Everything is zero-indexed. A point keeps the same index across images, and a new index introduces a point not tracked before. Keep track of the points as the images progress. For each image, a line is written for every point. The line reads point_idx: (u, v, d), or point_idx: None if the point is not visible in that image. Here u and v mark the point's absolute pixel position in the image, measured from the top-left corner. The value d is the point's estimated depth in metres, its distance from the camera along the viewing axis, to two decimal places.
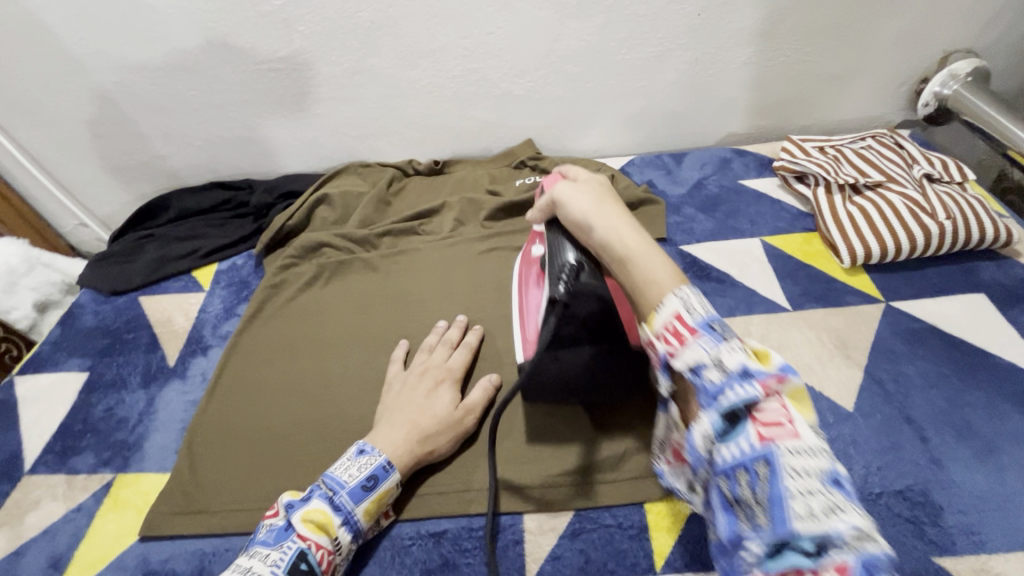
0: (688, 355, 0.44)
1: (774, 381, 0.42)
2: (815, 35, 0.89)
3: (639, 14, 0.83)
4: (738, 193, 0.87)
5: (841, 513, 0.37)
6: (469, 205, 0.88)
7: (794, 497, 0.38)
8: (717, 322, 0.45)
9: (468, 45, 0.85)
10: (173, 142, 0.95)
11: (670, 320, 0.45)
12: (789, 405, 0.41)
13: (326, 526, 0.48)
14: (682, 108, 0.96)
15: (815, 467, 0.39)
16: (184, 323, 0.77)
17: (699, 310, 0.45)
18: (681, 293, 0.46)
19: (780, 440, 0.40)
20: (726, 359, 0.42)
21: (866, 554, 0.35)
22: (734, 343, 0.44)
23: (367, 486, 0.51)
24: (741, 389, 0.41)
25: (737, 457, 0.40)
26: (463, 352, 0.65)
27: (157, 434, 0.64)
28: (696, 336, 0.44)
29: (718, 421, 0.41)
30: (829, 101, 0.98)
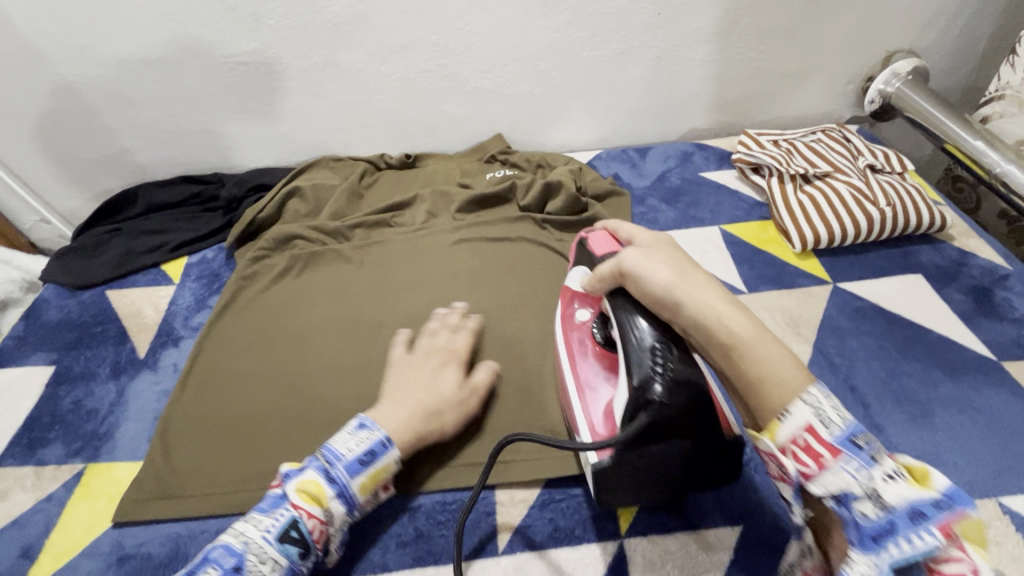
0: (830, 478, 0.40)
1: (950, 515, 0.37)
2: (769, 34, 0.94)
3: (603, 12, 0.87)
4: (699, 185, 0.91)
5: (957, 562, 0.36)
6: (441, 197, 0.90)
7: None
8: (860, 434, 0.40)
9: (438, 41, 0.87)
10: (140, 136, 0.94)
11: (803, 436, 0.41)
12: (946, 518, 0.37)
13: (320, 497, 0.49)
14: (646, 103, 1.00)
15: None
16: (154, 315, 0.77)
17: (838, 422, 0.40)
18: (812, 399, 0.41)
19: (937, 521, 0.36)
20: (881, 489, 0.38)
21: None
22: (890, 463, 0.39)
23: (364, 461, 0.51)
24: (915, 541, 0.36)
25: (895, 551, 0.37)
26: (466, 335, 0.65)
27: (129, 424, 0.64)
28: (838, 457, 0.39)
29: (888, 573, 0.37)
30: (784, 98, 1.04)
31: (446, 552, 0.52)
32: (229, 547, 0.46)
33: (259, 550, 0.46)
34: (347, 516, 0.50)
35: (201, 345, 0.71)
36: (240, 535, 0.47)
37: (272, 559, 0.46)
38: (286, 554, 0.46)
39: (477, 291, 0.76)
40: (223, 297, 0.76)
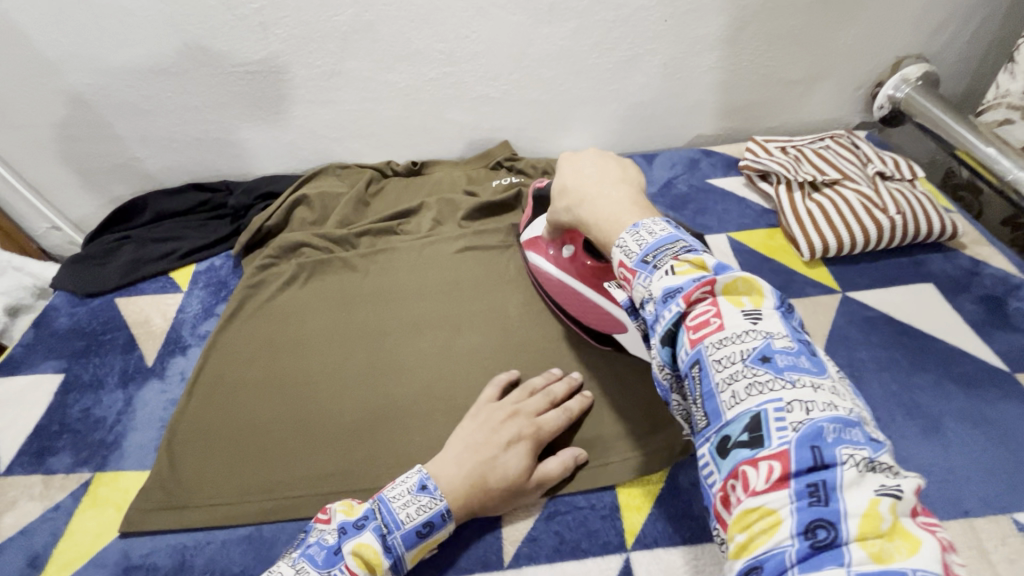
0: (636, 292, 0.42)
1: (703, 283, 0.38)
2: (776, 41, 0.93)
3: (609, 20, 0.86)
4: (706, 192, 0.91)
5: (764, 389, 0.35)
6: (447, 205, 0.90)
7: (723, 390, 0.36)
8: (670, 243, 0.41)
9: (444, 49, 0.87)
10: (150, 144, 0.95)
11: (619, 269, 0.43)
12: (721, 305, 0.38)
13: (373, 565, 0.47)
14: (651, 110, 1.00)
15: (741, 347, 0.36)
16: (162, 323, 0.78)
17: (636, 248, 0.42)
18: (627, 233, 0.44)
19: (708, 337, 0.37)
20: (654, 288, 0.40)
21: (813, 425, 0.33)
22: (669, 263, 0.40)
23: (423, 532, 0.49)
24: (668, 312, 0.38)
25: (686, 358, 0.38)
26: (561, 413, 0.59)
27: (136, 433, 0.65)
28: (636, 276, 0.41)
29: (661, 347, 0.40)
30: (791, 104, 1.03)
31: (451, 566, 0.52)
32: None
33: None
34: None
35: (210, 352, 0.71)
36: None
37: None
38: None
39: (481, 301, 0.76)
40: (230, 306, 0.76)
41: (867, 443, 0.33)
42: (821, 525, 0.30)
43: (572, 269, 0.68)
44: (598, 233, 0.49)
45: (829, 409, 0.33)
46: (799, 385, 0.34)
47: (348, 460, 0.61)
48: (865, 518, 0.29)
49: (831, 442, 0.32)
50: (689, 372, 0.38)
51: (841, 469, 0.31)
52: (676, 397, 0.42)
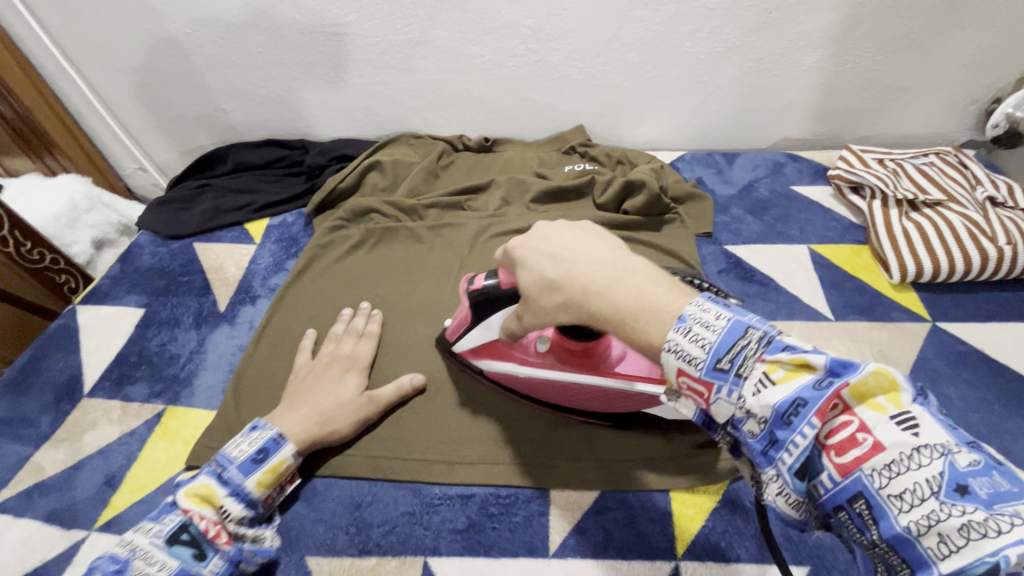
0: (717, 406, 0.36)
1: (827, 394, 0.32)
2: (888, 44, 0.86)
3: (708, 7, 0.82)
4: (789, 199, 0.86)
5: (978, 523, 0.29)
6: (517, 185, 0.89)
7: (908, 523, 0.30)
8: (764, 334, 0.35)
9: (533, 25, 0.85)
10: (236, 97, 0.98)
11: (678, 377, 0.36)
12: (864, 412, 0.33)
13: (210, 498, 0.49)
14: (739, 107, 0.95)
15: (923, 474, 0.30)
16: (235, 272, 0.81)
17: (698, 352, 0.35)
18: (670, 343, 0.35)
19: (865, 462, 0.32)
20: (753, 406, 0.34)
21: (1021, 545, 0.27)
22: (757, 368, 0.34)
23: (258, 458, 0.52)
24: (796, 439, 0.32)
25: (834, 490, 0.33)
26: (368, 343, 0.66)
27: (207, 373, 0.68)
28: (712, 389, 0.35)
29: (793, 478, 0.33)
30: (892, 114, 0.96)
31: (497, 545, 0.52)
32: (115, 556, 0.45)
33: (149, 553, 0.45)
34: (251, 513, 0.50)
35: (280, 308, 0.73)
36: (128, 544, 0.46)
37: (161, 561, 0.45)
38: (175, 555, 0.46)
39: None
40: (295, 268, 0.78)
41: None
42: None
43: (557, 360, 0.56)
44: (628, 333, 0.38)
45: (1018, 519, 0.29)
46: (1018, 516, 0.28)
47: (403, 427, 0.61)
48: None
49: (1019, 552, 0.27)
50: (845, 505, 0.33)
51: None
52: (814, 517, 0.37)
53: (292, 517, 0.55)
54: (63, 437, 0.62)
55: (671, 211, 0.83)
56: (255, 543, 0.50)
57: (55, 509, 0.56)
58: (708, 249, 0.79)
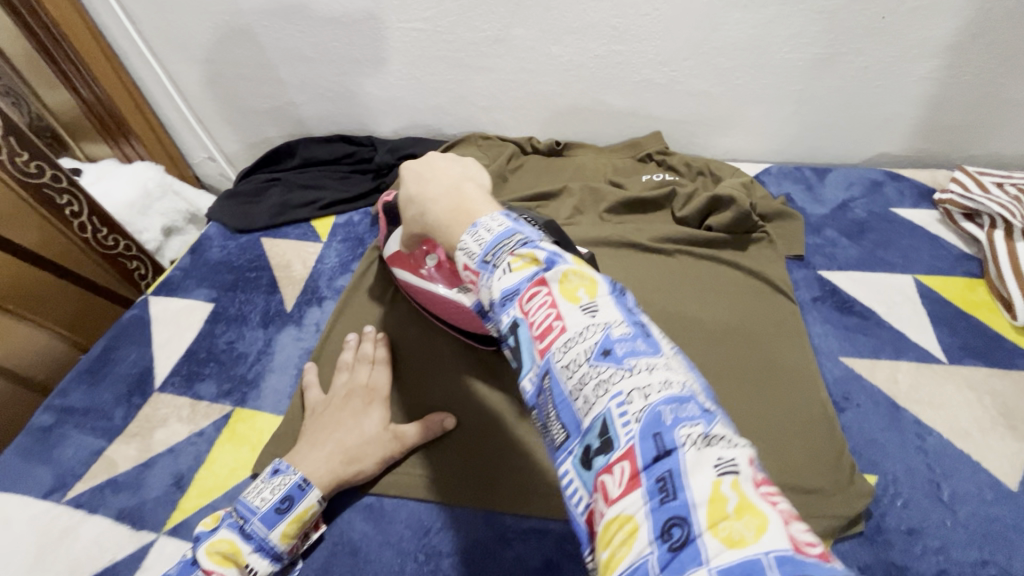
0: (482, 297, 0.34)
1: (534, 281, 0.31)
2: (1018, 55, 0.77)
3: (814, 10, 0.75)
4: (889, 222, 0.79)
5: (615, 386, 0.28)
6: (590, 194, 0.85)
7: (574, 397, 0.29)
8: (512, 236, 0.34)
9: (619, 25, 0.80)
10: (307, 91, 0.97)
11: (464, 275, 0.35)
12: (558, 296, 0.31)
13: (233, 557, 0.47)
14: (834, 118, 0.88)
15: (585, 343, 0.29)
16: (302, 270, 0.80)
17: (476, 250, 0.34)
18: (463, 241, 0.35)
19: (555, 342, 0.30)
20: (494, 293, 0.32)
21: (651, 411, 0.27)
22: (505, 263, 0.33)
23: (282, 508, 0.49)
24: (507, 318, 0.32)
25: (534, 379, 0.31)
26: (382, 369, 0.62)
27: (274, 375, 0.67)
28: (480, 280, 0.34)
29: (513, 358, 0.32)
30: (1010, 131, 0.87)
31: None
32: None
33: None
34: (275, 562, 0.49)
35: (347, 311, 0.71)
36: None
37: None
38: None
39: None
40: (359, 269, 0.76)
41: (702, 416, 0.27)
42: (673, 518, 0.24)
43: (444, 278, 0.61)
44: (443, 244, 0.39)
45: (667, 389, 0.28)
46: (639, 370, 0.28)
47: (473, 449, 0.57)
48: (710, 502, 0.24)
49: (670, 424, 0.27)
50: (542, 386, 0.31)
51: (682, 450, 0.26)
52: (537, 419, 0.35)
53: (360, 538, 0.53)
54: (134, 433, 0.62)
55: (758, 229, 0.77)
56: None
57: (127, 507, 0.56)
58: (799, 273, 0.73)
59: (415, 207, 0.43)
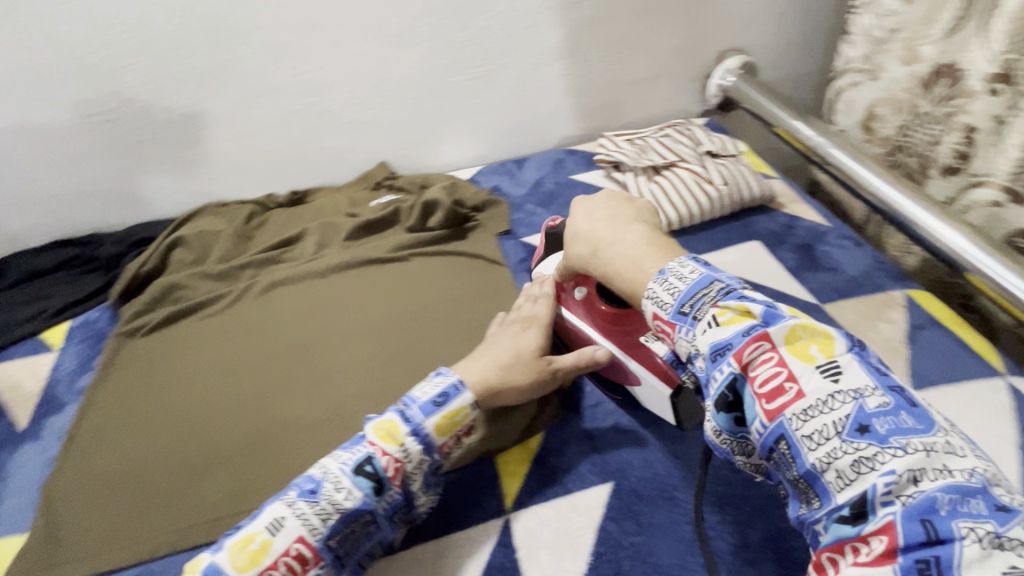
0: (678, 345, 0.46)
1: (754, 336, 0.41)
2: (613, 46, 1.05)
3: (456, 40, 0.94)
4: (571, 187, 0.99)
5: (872, 464, 0.35)
6: (329, 228, 0.93)
7: (824, 468, 0.37)
8: (709, 285, 0.45)
9: (305, 81, 0.91)
10: (8, 205, 0.92)
11: (653, 321, 0.48)
12: (787, 357, 0.40)
13: (393, 435, 0.51)
14: (517, 119, 1.08)
15: (833, 417, 0.37)
16: (35, 384, 0.75)
17: (670, 299, 0.46)
18: (650, 290, 0.48)
19: (788, 408, 0.38)
20: (699, 344, 0.43)
21: (925, 496, 0.33)
22: (709, 312, 0.44)
23: (439, 402, 0.54)
24: (721, 373, 0.41)
25: (760, 439, 0.40)
26: None
27: (11, 497, 0.62)
28: (675, 330, 0.46)
29: (718, 413, 0.42)
30: (640, 101, 1.15)
31: None
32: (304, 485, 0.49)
33: (347, 500, 0.48)
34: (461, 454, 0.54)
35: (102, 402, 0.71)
36: (319, 465, 0.50)
37: (346, 488, 0.49)
38: (359, 486, 0.49)
39: (364, 316, 0.80)
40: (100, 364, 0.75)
41: (989, 513, 0.32)
42: None
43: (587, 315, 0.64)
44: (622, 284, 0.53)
45: (941, 478, 0.34)
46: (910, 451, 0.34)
47: (238, 480, 0.61)
48: None
49: (945, 514, 0.32)
50: (773, 450, 0.39)
51: (958, 544, 0.31)
52: (744, 460, 0.44)
53: None
54: None
55: (471, 220, 0.93)
56: (422, 494, 0.54)
57: None
58: (508, 244, 0.89)
59: (586, 242, 0.58)
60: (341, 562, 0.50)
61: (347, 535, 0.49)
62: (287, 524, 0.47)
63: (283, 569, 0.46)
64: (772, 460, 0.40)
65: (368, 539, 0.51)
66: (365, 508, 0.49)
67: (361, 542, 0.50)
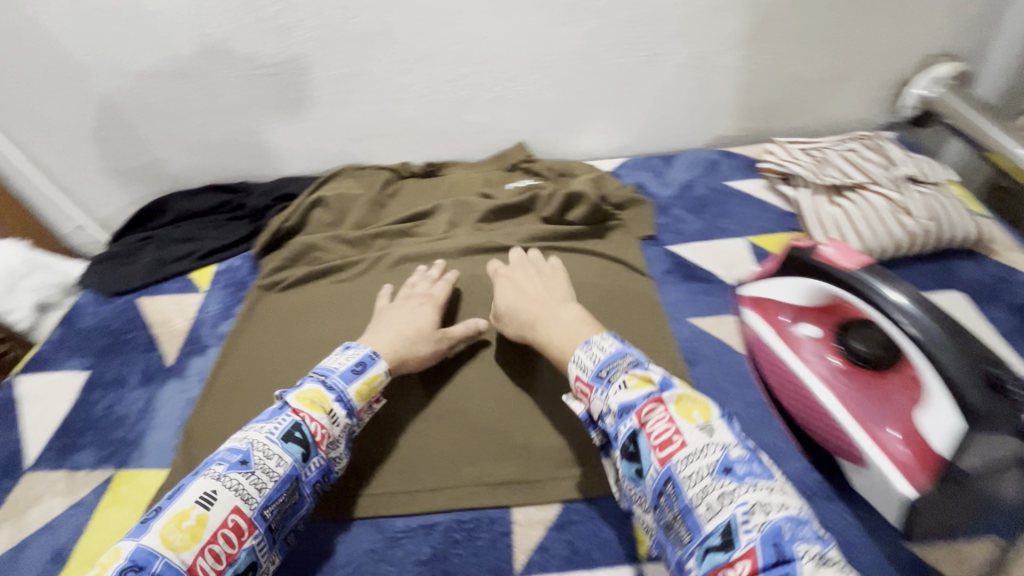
0: (592, 404, 0.50)
1: (651, 400, 0.46)
2: (801, 39, 0.91)
3: (626, 19, 0.85)
4: (726, 195, 0.89)
5: (734, 499, 0.41)
6: (462, 207, 0.89)
7: (698, 503, 0.41)
8: (616, 359, 0.51)
9: (461, 51, 0.87)
10: (173, 146, 0.97)
11: (575, 380, 0.53)
12: (675, 417, 0.45)
13: (320, 403, 0.53)
14: (672, 112, 0.99)
15: (706, 461, 0.43)
16: (183, 322, 0.79)
17: (589, 364, 0.52)
18: (578, 356, 0.53)
19: (673, 456, 0.43)
20: (612, 403, 0.48)
21: (772, 524, 0.39)
22: (620, 378, 0.49)
23: (357, 370, 0.57)
24: (623, 427, 0.46)
25: (653, 484, 0.44)
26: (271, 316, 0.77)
27: (157, 431, 0.66)
28: (592, 392, 0.50)
29: (624, 462, 0.46)
30: (817, 104, 1.00)
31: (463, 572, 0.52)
32: (233, 451, 0.49)
33: (276, 468, 0.49)
34: (348, 424, 0.55)
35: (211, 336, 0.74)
36: (244, 438, 0.50)
37: (277, 455, 0.49)
38: (289, 452, 0.50)
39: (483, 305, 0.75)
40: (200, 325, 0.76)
41: (813, 535, 0.39)
42: None
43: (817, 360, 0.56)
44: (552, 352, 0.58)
45: (783, 509, 0.40)
46: (759, 488, 0.41)
47: (359, 460, 0.60)
48: None
49: (789, 538, 0.38)
50: (661, 493, 0.44)
51: (800, 561, 0.37)
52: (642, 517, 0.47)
53: None
54: (6, 517, 0.60)
55: (613, 218, 0.85)
56: (336, 459, 0.54)
57: None
58: (651, 251, 0.81)
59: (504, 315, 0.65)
60: (273, 535, 0.48)
61: (280, 507, 0.49)
62: (220, 497, 0.46)
63: (221, 542, 0.45)
64: (654, 505, 0.44)
65: (295, 510, 0.50)
66: (292, 476, 0.50)
67: (286, 516, 0.50)
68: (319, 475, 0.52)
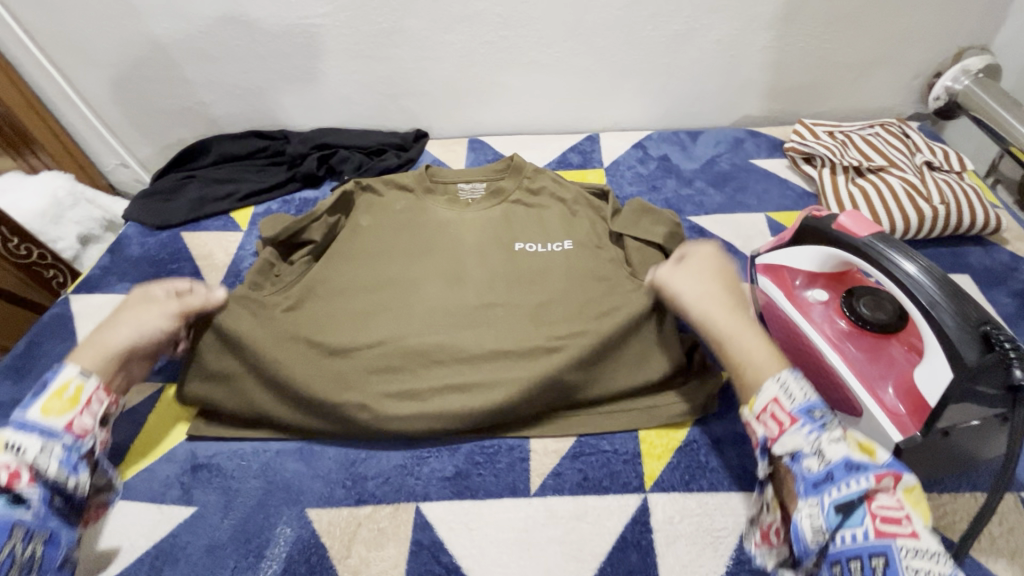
0: (788, 438, 0.48)
1: (885, 474, 0.44)
2: (836, 23, 0.92)
3: None
4: (749, 171, 0.92)
5: None
6: None
7: None
8: (818, 408, 0.49)
9: (502, 13, 0.89)
10: (216, 90, 1.00)
11: (771, 403, 0.49)
12: (903, 502, 0.44)
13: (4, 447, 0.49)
14: (702, 88, 1.01)
15: (939, 564, 0.40)
16: (224, 258, 0.84)
17: (800, 395, 0.49)
18: (781, 378, 0.50)
19: (900, 536, 0.41)
20: (828, 449, 0.46)
21: None
22: (837, 431, 0.47)
23: (39, 391, 0.52)
24: (849, 484, 0.44)
25: (855, 548, 0.42)
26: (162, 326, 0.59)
27: None
28: (796, 422, 0.48)
29: (833, 513, 0.44)
30: (845, 90, 1.02)
31: (483, 489, 0.57)
32: None
33: None
34: (66, 445, 0.51)
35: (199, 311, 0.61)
36: None
37: None
38: None
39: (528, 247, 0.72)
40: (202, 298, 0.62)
41: None
42: None
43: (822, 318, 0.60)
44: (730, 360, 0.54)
45: None
46: None
47: None
48: None
49: None
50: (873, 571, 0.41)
51: None
52: None
53: (292, 475, 0.59)
54: None
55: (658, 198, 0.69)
56: (75, 477, 0.51)
57: None
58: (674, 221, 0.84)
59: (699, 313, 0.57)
60: None
61: (15, 558, 0.45)
62: None
63: None
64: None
65: (47, 551, 0.47)
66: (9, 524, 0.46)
67: (35, 558, 0.46)
68: (47, 512, 0.48)
